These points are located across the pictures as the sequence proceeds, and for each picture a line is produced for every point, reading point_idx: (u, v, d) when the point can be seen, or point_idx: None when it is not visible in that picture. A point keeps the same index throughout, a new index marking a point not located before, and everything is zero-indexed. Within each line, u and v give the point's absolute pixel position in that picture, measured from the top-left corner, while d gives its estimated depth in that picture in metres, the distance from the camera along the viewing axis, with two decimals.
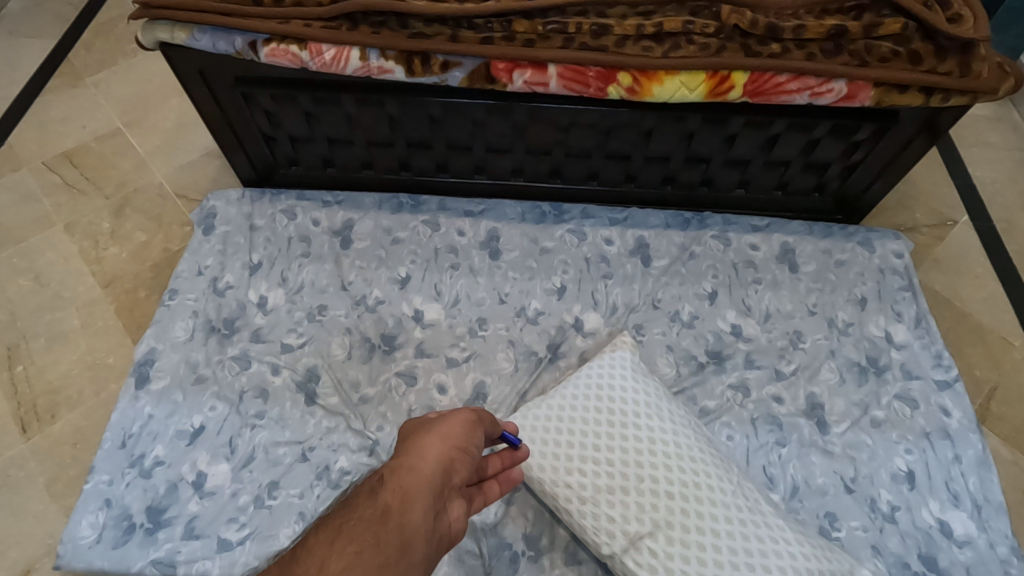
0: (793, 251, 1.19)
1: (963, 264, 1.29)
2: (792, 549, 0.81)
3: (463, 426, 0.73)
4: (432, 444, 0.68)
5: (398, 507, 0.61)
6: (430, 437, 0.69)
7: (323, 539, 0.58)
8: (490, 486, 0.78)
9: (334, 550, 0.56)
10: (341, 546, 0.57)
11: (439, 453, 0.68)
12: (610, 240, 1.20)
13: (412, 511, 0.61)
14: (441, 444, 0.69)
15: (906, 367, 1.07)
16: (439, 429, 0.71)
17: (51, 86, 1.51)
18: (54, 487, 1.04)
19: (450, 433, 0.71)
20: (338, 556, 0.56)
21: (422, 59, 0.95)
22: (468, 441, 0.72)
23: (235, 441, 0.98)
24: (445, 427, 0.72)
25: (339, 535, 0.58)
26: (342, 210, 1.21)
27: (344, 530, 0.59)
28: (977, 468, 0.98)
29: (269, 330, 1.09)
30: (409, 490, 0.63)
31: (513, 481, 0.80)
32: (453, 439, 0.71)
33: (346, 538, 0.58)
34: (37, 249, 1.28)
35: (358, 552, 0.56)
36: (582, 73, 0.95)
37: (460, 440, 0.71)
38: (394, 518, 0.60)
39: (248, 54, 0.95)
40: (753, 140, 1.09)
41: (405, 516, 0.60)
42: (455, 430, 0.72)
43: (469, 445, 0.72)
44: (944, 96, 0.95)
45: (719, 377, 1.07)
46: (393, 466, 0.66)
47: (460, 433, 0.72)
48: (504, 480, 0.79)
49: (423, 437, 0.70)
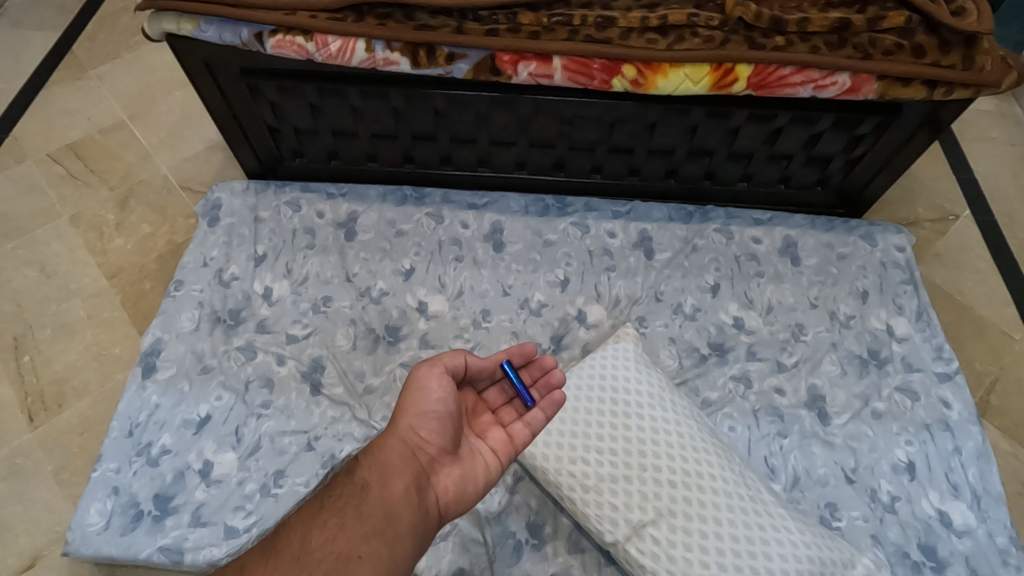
0: (795, 245, 1.19)
1: (964, 258, 1.30)
2: (792, 537, 0.82)
3: (432, 387, 0.77)
4: (403, 419, 0.75)
5: (377, 482, 0.69)
6: (401, 410, 0.75)
7: (306, 514, 0.66)
8: (530, 417, 0.83)
9: (317, 523, 0.65)
10: (322, 520, 0.65)
11: (411, 425, 0.74)
12: (613, 233, 1.20)
13: (391, 485, 0.69)
14: (411, 415, 0.75)
15: (907, 359, 1.08)
16: (408, 400, 0.76)
17: (55, 78, 1.51)
18: (62, 475, 1.05)
19: (415, 401, 0.76)
20: (320, 529, 0.64)
21: (428, 51, 0.96)
22: (431, 401, 0.76)
23: (241, 430, 0.99)
24: (409, 397, 0.77)
25: (322, 509, 0.66)
26: (346, 203, 1.21)
27: (326, 505, 0.67)
28: (977, 459, 0.99)
29: (274, 321, 1.09)
30: (386, 467, 0.70)
31: (557, 402, 0.84)
32: (421, 406, 0.76)
33: (328, 512, 0.66)
34: (43, 240, 1.28)
35: (341, 524, 0.65)
36: (587, 65, 0.96)
37: (425, 406, 0.76)
38: (373, 493, 0.68)
39: (254, 45, 0.96)
40: (756, 134, 1.09)
41: (384, 490, 0.68)
42: (419, 395, 0.76)
43: (438, 406, 0.76)
44: (947, 89, 0.95)
45: (720, 368, 1.08)
46: (373, 444, 0.74)
47: (424, 397, 0.76)
48: (548, 405, 0.84)
49: (396, 414, 0.76)
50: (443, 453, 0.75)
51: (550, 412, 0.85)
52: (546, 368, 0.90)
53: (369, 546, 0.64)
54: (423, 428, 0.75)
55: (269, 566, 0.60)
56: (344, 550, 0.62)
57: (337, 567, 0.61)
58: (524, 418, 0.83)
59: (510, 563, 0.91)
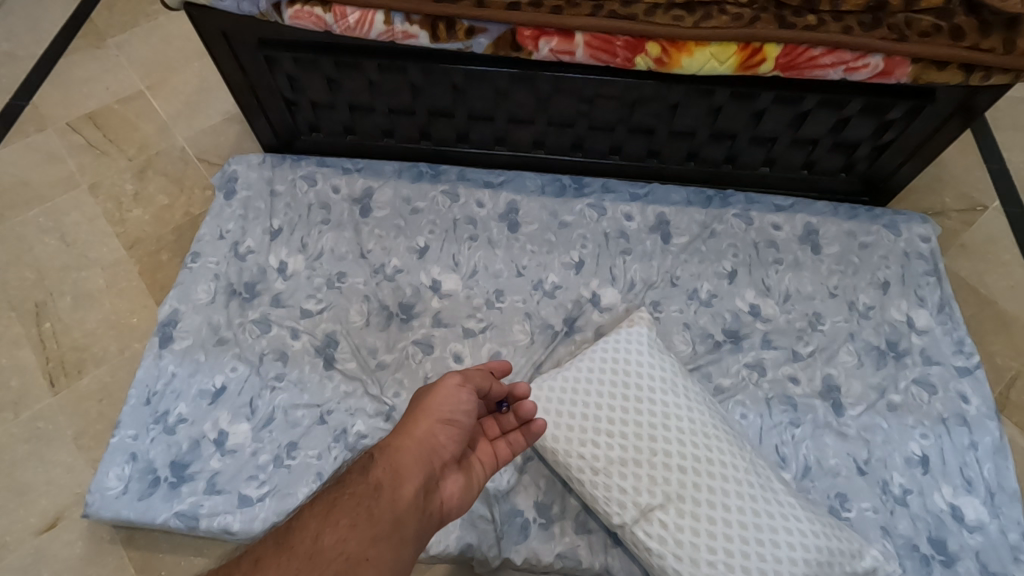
0: (816, 232, 1.17)
1: (990, 250, 1.27)
2: (802, 526, 0.82)
3: (451, 393, 0.77)
4: (422, 421, 0.74)
5: (389, 483, 0.68)
6: (422, 413, 0.75)
7: (319, 512, 0.65)
8: (513, 444, 0.84)
9: (329, 522, 0.64)
10: (335, 519, 0.64)
11: (431, 430, 0.74)
12: (630, 215, 1.19)
13: (404, 489, 0.68)
14: (433, 420, 0.75)
15: (926, 352, 1.06)
16: (429, 404, 0.76)
17: (75, 46, 1.51)
18: (82, 439, 1.07)
19: (437, 407, 0.76)
20: (333, 529, 0.63)
21: (448, 24, 0.94)
22: (457, 408, 0.77)
23: (256, 401, 1.01)
24: (430, 402, 0.76)
25: (335, 508, 0.65)
26: (362, 178, 1.21)
27: (339, 503, 0.66)
28: (993, 455, 0.97)
29: (289, 295, 1.10)
30: (401, 469, 0.70)
31: (536, 433, 0.84)
32: (445, 414, 0.76)
33: (341, 511, 0.65)
34: (62, 208, 1.29)
35: (352, 525, 0.64)
36: (610, 42, 0.93)
37: (449, 412, 0.76)
38: (385, 494, 0.67)
39: (272, 16, 0.94)
40: (781, 117, 1.06)
41: (397, 494, 0.67)
42: (442, 400, 0.76)
43: (461, 415, 0.77)
44: (985, 74, 0.92)
45: (735, 356, 1.07)
46: (389, 443, 0.73)
47: (449, 403, 0.76)
48: (528, 434, 0.84)
49: (413, 416, 0.75)
50: (452, 460, 0.76)
51: (529, 442, 0.85)
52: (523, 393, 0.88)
53: (377, 551, 0.63)
54: (442, 433, 0.75)
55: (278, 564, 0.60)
56: (353, 551, 0.62)
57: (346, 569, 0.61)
58: (508, 440, 0.84)
59: (517, 541, 0.92)
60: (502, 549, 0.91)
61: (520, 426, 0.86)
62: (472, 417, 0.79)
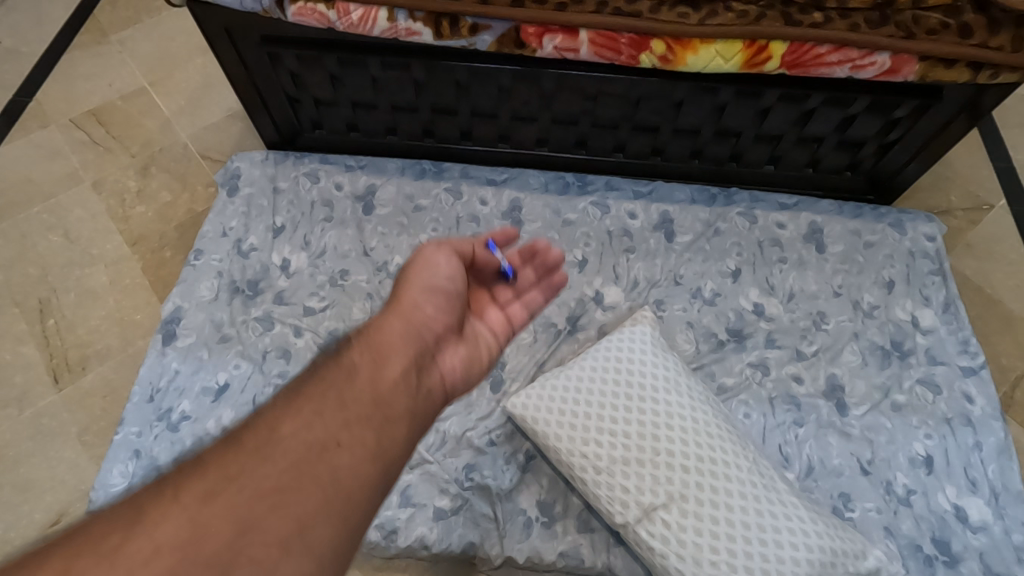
0: (821, 231, 1.16)
1: (996, 249, 1.26)
2: (805, 527, 0.82)
3: (434, 269, 0.71)
4: (406, 298, 0.67)
5: (368, 365, 0.58)
6: (405, 289, 0.68)
7: (279, 399, 0.54)
8: (530, 302, 0.81)
9: (292, 406, 0.53)
10: (299, 404, 0.54)
11: (415, 301, 0.67)
12: (633, 213, 1.18)
13: (387, 368, 0.59)
14: (417, 290, 0.68)
15: (931, 351, 1.06)
16: (411, 278, 0.69)
17: (77, 42, 1.51)
18: (86, 436, 1.07)
19: (421, 282, 0.69)
20: (294, 415, 0.53)
21: (451, 21, 0.93)
22: (439, 277, 0.70)
23: (259, 399, 1.01)
24: (412, 280, 0.69)
25: (299, 395, 0.54)
26: (364, 175, 1.21)
27: (301, 394, 0.54)
28: (997, 455, 0.97)
29: (292, 293, 1.10)
30: (383, 350, 0.61)
31: (558, 283, 0.85)
32: (427, 283, 0.69)
33: (306, 398, 0.54)
34: (66, 205, 1.30)
35: (320, 413, 0.53)
36: (614, 39, 0.93)
37: (433, 281, 0.70)
38: (361, 374, 0.57)
39: (275, 12, 0.94)
40: (786, 115, 1.06)
41: (379, 371, 0.58)
42: (425, 270, 0.70)
43: (444, 283, 0.70)
44: (993, 72, 0.91)
45: (738, 355, 1.06)
46: (365, 326, 0.63)
47: (430, 274, 0.70)
48: (548, 287, 0.84)
49: (394, 304, 0.67)
50: (446, 331, 0.68)
51: (548, 299, 0.84)
52: (538, 251, 0.85)
53: (353, 432, 0.53)
54: (429, 300, 0.68)
55: (227, 463, 0.49)
56: (324, 431, 0.52)
57: (313, 454, 0.50)
58: (518, 305, 0.80)
59: (520, 540, 0.92)
60: (504, 548, 0.91)
61: (535, 280, 0.84)
62: (463, 279, 0.73)
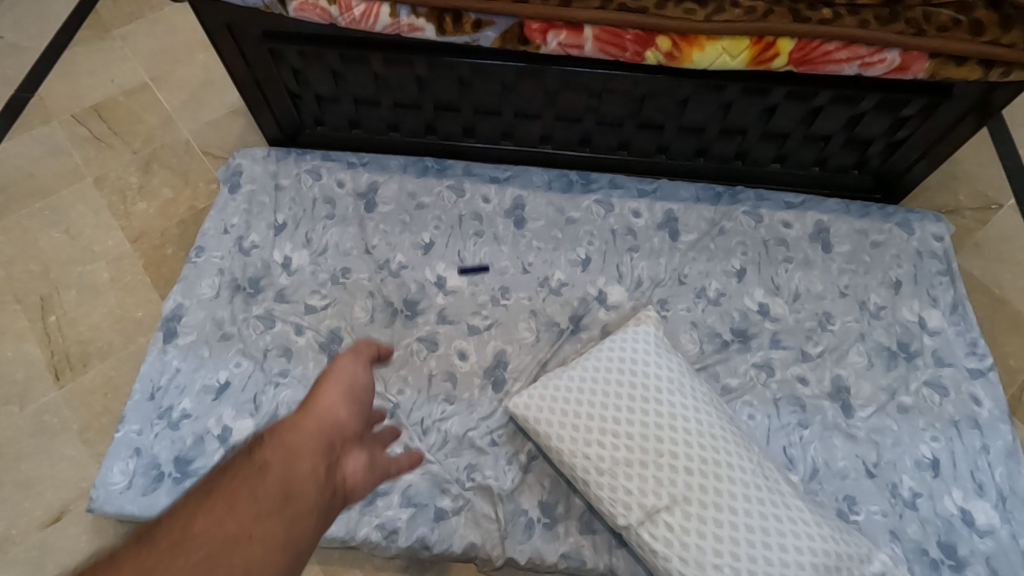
0: (827, 230, 1.15)
1: (1005, 250, 1.24)
2: (810, 531, 0.81)
3: (352, 373, 0.66)
4: (320, 400, 0.62)
5: (279, 464, 0.55)
6: (319, 393, 0.63)
7: (180, 520, 0.50)
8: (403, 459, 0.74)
9: (198, 512, 0.50)
10: (208, 503, 0.51)
11: (328, 404, 0.62)
12: (638, 212, 1.17)
13: (298, 466, 0.55)
14: (329, 401, 0.62)
15: (938, 353, 1.05)
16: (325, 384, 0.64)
17: (79, 37, 1.50)
18: (87, 433, 1.07)
19: (332, 391, 0.63)
20: (206, 514, 0.50)
21: (454, 17, 0.92)
22: (353, 391, 0.64)
23: (260, 397, 1.00)
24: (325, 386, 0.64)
25: (211, 494, 0.52)
26: (367, 173, 1.20)
27: (214, 491, 0.52)
28: (1005, 459, 0.96)
29: (293, 291, 1.09)
30: (295, 448, 0.57)
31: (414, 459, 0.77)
32: (342, 392, 0.64)
33: (217, 496, 0.51)
34: (68, 201, 1.29)
35: (219, 521, 0.50)
36: (619, 36, 0.91)
37: (346, 393, 0.64)
38: (270, 474, 0.54)
39: (276, 8, 0.93)
40: (793, 113, 1.04)
41: (289, 468, 0.55)
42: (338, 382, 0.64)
43: (359, 390, 0.65)
44: (1006, 70, 0.89)
45: (743, 355, 1.05)
46: (278, 425, 0.59)
47: (344, 380, 0.65)
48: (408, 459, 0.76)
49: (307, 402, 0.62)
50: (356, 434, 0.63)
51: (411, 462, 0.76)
52: None
53: (266, 526, 0.50)
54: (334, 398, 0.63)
55: (141, 563, 0.46)
56: (236, 523, 0.50)
57: (228, 546, 0.48)
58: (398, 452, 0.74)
59: (521, 541, 0.91)
60: (506, 549, 0.90)
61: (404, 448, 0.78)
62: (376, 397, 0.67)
